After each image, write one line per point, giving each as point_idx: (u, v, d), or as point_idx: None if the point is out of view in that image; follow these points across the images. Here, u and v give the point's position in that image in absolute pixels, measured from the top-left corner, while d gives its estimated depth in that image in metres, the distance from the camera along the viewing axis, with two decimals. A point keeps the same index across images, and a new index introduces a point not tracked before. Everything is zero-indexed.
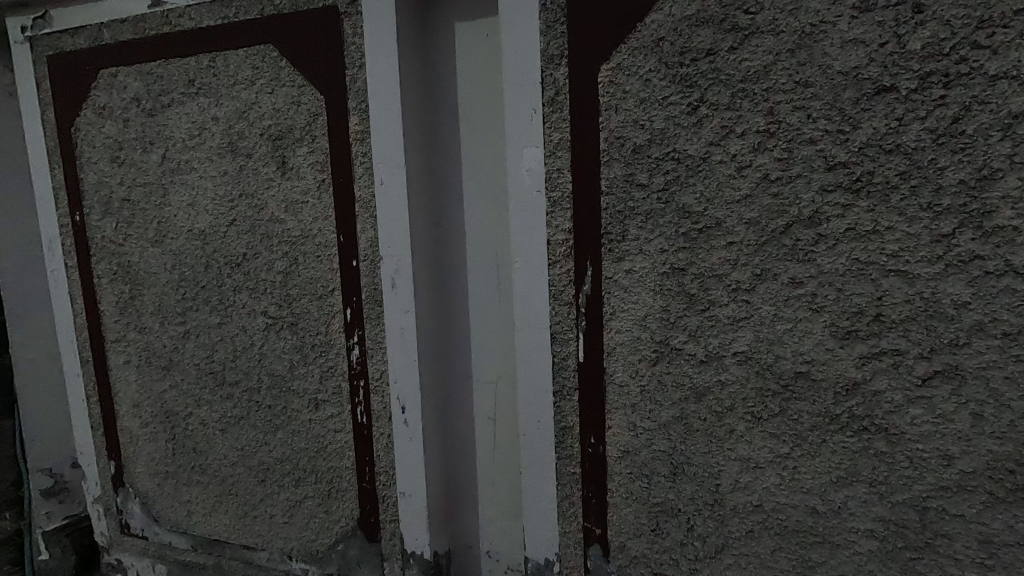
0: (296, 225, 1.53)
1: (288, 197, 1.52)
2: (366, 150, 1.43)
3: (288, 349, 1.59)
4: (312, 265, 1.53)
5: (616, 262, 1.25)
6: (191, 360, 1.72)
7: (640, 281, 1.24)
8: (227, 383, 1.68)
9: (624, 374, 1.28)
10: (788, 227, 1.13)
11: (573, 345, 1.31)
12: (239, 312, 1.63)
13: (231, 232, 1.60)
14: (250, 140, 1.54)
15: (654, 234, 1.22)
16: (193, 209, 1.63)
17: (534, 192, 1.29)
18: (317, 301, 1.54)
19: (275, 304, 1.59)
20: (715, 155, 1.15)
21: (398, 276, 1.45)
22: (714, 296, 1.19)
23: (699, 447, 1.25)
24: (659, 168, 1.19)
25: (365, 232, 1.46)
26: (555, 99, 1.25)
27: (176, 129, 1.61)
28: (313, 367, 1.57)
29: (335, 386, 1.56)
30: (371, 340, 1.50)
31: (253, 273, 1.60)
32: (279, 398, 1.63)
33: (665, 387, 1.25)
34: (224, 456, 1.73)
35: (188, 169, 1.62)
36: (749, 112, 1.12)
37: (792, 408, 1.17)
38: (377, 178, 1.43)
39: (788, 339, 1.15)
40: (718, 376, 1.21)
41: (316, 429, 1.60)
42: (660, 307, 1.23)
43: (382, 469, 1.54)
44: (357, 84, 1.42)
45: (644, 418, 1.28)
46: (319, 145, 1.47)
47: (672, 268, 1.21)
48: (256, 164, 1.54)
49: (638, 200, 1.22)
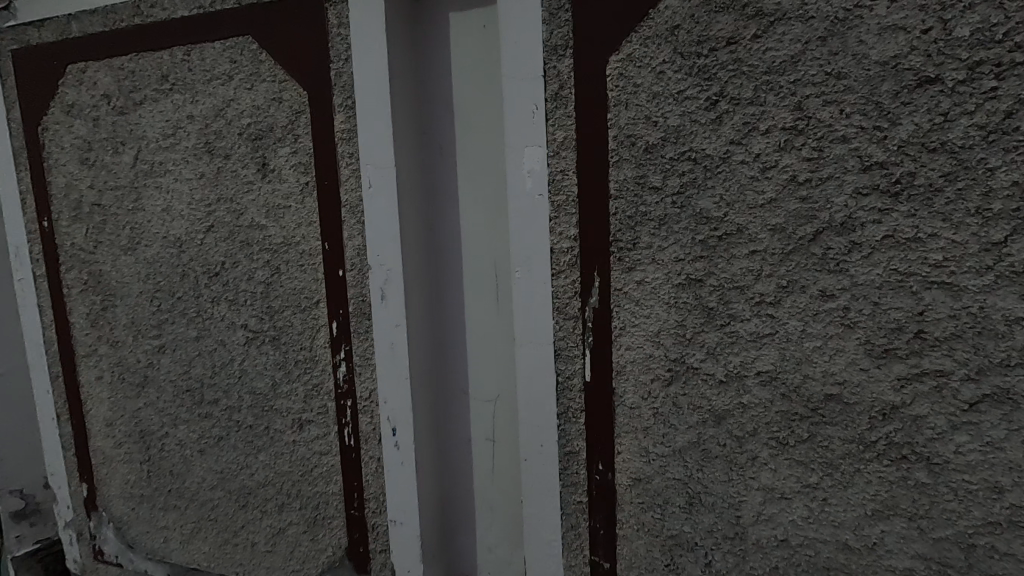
0: (278, 232, 1.41)
1: (269, 201, 1.41)
2: (352, 150, 1.32)
3: (270, 365, 1.48)
4: (295, 275, 1.42)
5: (626, 272, 1.14)
6: (167, 376, 1.60)
7: (653, 293, 1.13)
8: (206, 402, 1.57)
9: (635, 394, 1.17)
10: (818, 234, 1.02)
11: (579, 363, 1.20)
12: (217, 325, 1.52)
13: (208, 239, 1.48)
14: (227, 140, 1.42)
15: (668, 242, 1.11)
16: (168, 214, 1.52)
17: (536, 197, 1.18)
18: (302, 313, 1.42)
19: (256, 317, 1.47)
20: (737, 154, 1.04)
21: (387, 287, 1.33)
22: (735, 310, 1.08)
23: (718, 475, 1.14)
24: (674, 170, 1.08)
25: (353, 238, 1.35)
26: (559, 94, 1.14)
27: (148, 128, 1.49)
28: (297, 385, 1.46)
29: (321, 405, 1.44)
30: (359, 356, 1.38)
31: (232, 284, 1.48)
32: (261, 418, 1.51)
33: (680, 409, 1.15)
34: (203, 479, 1.61)
35: (162, 172, 1.50)
36: (775, 107, 1.01)
37: (822, 434, 1.06)
38: (365, 180, 1.31)
39: (818, 358, 1.04)
40: (739, 397, 1.10)
41: (301, 452, 1.48)
42: (675, 322, 1.12)
43: (371, 495, 1.43)
44: (342, 79, 1.30)
45: (657, 442, 1.17)
46: (302, 145, 1.36)
47: (688, 279, 1.10)
48: (235, 165, 1.42)
49: (650, 205, 1.11)
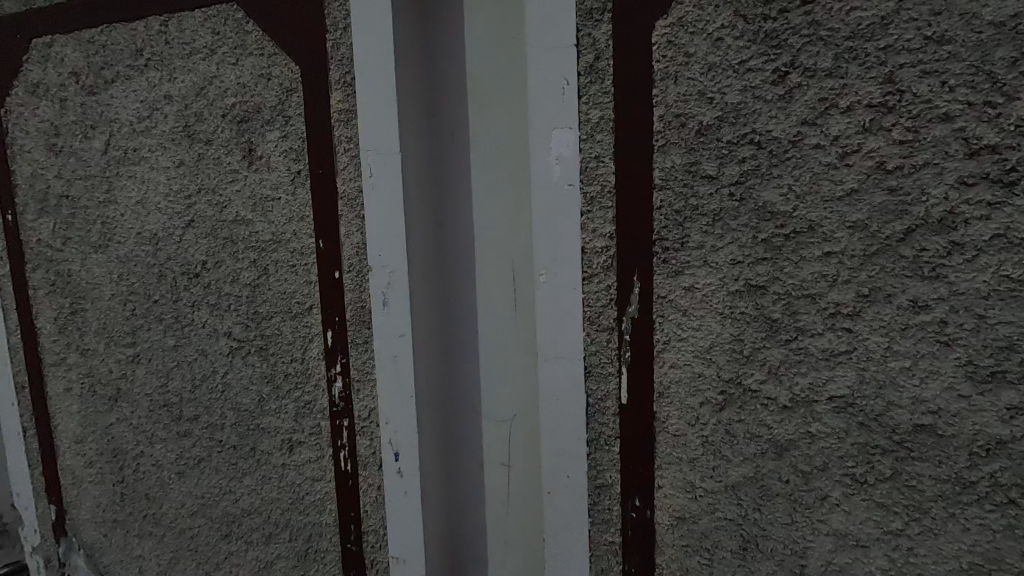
0: (266, 228, 1.24)
1: (256, 193, 1.24)
2: (351, 134, 1.15)
3: (257, 379, 1.30)
4: (285, 276, 1.24)
5: (672, 277, 0.97)
6: (142, 388, 1.43)
7: (704, 302, 0.96)
8: (185, 418, 1.39)
9: (681, 419, 1.00)
10: (910, 232, 0.84)
11: (614, 382, 1.03)
12: (198, 333, 1.34)
13: (188, 236, 1.31)
14: (209, 122, 1.25)
15: (723, 241, 0.94)
16: (143, 207, 1.35)
17: (566, 187, 1.01)
18: (292, 321, 1.25)
19: (240, 324, 1.30)
20: (810, 136, 0.87)
21: (390, 291, 1.16)
22: (804, 322, 0.91)
23: (779, 516, 0.96)
24: (732, 156, 0.91)
25: (351, 235, 1.17)
26: (594, 66, 0.97)
27: (121, 110, 1.32)
28: (286, 402, 1.29)
29: (314, 425, 1.27)
30: (358, 370, 1.21)
31: (214, 286, 1.31)
32: (247, 438, 1.33)
33: (734, 438, 0.97)
34: (181, 505, 1.43)
35: (136, 159, 1.33)
36: (859, 80, 0.84)
37: (908, 471, 0.89)
38: (365, 167, 1.14)
39: (906, 381, 0.87)
40: (806, 426, 0.93)
41: (291, 477, 1.31)
42: (730, 336, 0.95)
43: (370, 528, 1.25)
44: (340, 52, 1.13)
45: (705, 477, 1.00)
46: (294, 129, 1.19)
47: (747, 286, 0.93)
48: (218, 152, 1.25)
49: (703, 196, 0.94)
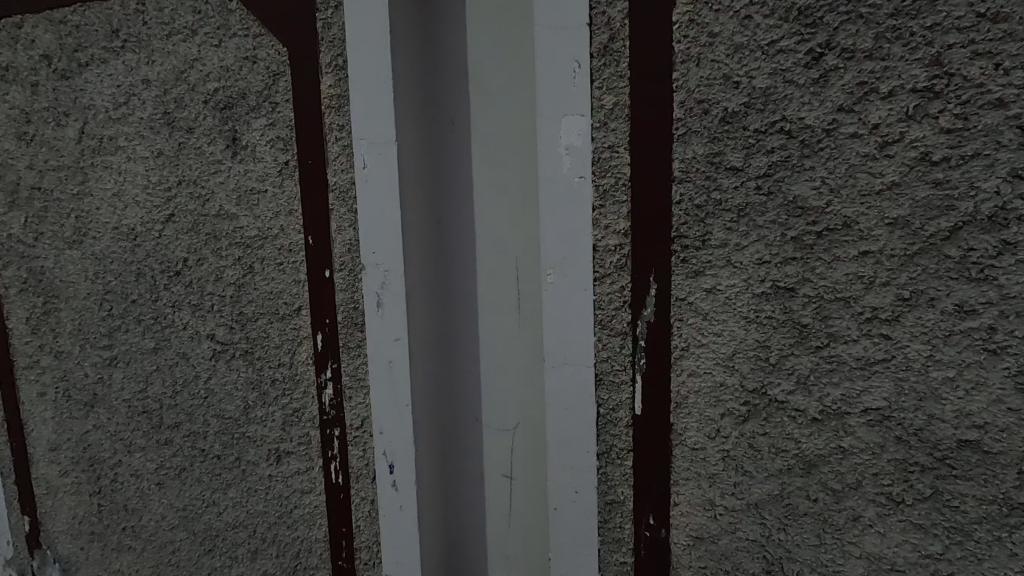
0: (251, 223, 1.16)
1: (241, 185, 1.15)
2: (343, 122, 1.06)
3: (242, 384, 1.22)
4: (272, 275, 1.16)
5: (692, 278, 0.89)
6: (119, 394, 1.34)
7: (727, 305, 0.88)
8: (165, 426, 1.31)
9: (699, 431, 0.93)
10: (956, 230, 0.77)
11: (627, 392, 0.95)
12: (179, 335, 1.26)
13: (168, 231, 1.22)
14: (190, 109, 1.16)
15: (748, 239, 0.86)
16: (120, 200, 1.26)
17: (577, 180, 0.93)
18: (279, 323, 1.17)
19: (224, 326, 1.21)
20: (846, 124, 0.79)
21: (384, 293, 1.08)
22: (837, 328, 0.83)
23: (807, 538, 0.89)
24: (760, 146, 0.84)
25: (343, 231, 1.09)
26: (608, 47, 0.89)
27: (96, 96, 1.23)
28: (273, 410, 1.20)
29: (303, 434, 1.19)
30: (350, 376, 1.13)
31: (196, 285, 1.22)
32: (231, 448, 1.25)
33: (758, 452, 0.90)
34: (162, 517, 1.35)
35: (113, 149, 1.24)
36: (903, 62, 0.76)
37: (950, 491, 0.81)
38: (358, 158, 1.06)
39: (949, 393, 0.79)
40: (838, 441, 0.86)
41: (278, 489, 1.23)
42: (755, 342, 0.88)
43: (363, 544, 1.17)
44: (331, 32, 1.05)
45: (726, 494, 0.92)
46: (281, 116, 1.10)
47: (775, 288, 0.86)
48: (200, 141, 1.17)
49: (726, 190, 0.86)
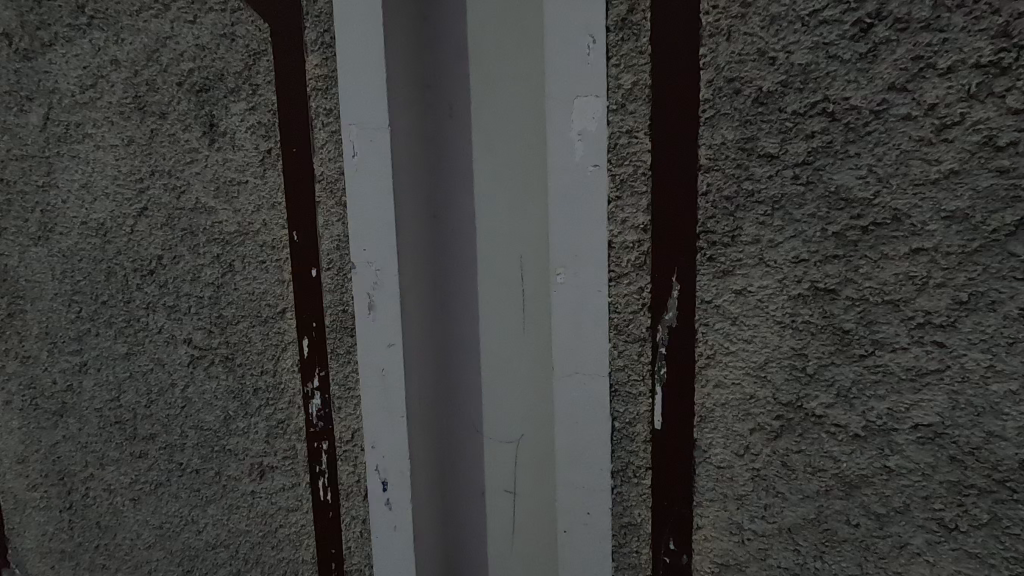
0: (230, 217, 1.06)
1: (219, 176, 1.05)
2: (331, 106, 0.96)
3: (222, 393, 1.12)
4: (254, 275, 1.06)
5: (719, 278, 0.80)
6: (90, 403, 1.24)
7: (759, 309, 0.79)
8: (140, 438, 1.21)
9: (726, 448, 0.84)
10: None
11: (645, 404, 0.86)
12: (153, 339, 1.16)
13: (141, 226, 1.12)
14: (163, 93, 1.06)
15: (784, 235, 0.77)
16: (89, 192, 1.15)
17: (590, 169, 0.83)
18: (262, 326, 1.07)
19: (202, 330, 1.11)
20: (898, 104, 0.70)
21: (376, 294, 0.98)
22: (884, 335, 0.74)
23: (846, 567, 0.80)
24: (798, 129, 0.74)
25: (331, 226, 0.99)
26: (627, 20, 0.79)
27: (61, 78, 1.12)
28: (256, 421, 1.10)
29: (289, 447, 1.09)
30: (339, 385, 1.03)
31: (171, 286, 1.12)
32: (211, 462, 1.15)
33: (792, 472, 0.81)
34: (138, 536, 1.25)
35: (80, 136, 1.14)
36: (965, 33, 0.67)
37: (1011, 517, 0.72)
38: (347, 146, 0.96)
39: (1012, 408, 0.70)
40: (882, 459, 0.77)
41: (262, 507, 1.13)
42: (790, 350, 0.79)
43: (355, 566, 1.08)
44: (317, 6, 0.95)
45: (756, 517, 0.83)
46: (262, 100, 1.00)
47: (814, 289, 0.77)
48: (174, 127, 1.06)
49: (760, 180, 0.77)
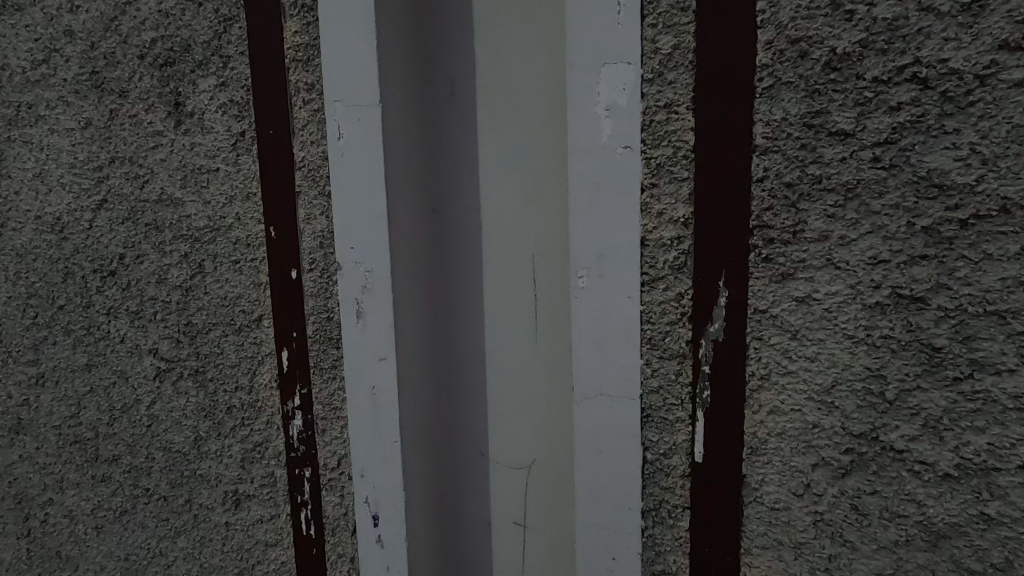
0: (199, 211, 0.92)
1: (185, 163, 0.91)
2: (313, 80, 0.83)
3: (192, 411, 0.98)
4: (226, 277, 0.92)
5: (777, 283, 0.66)
6: (48, 420, 1.09)
7: (827, 320, 0.65)
8: (102, 459, 1.07)
9: (782, 487, 0.70)
10: None
11: (683, 433, 0.73)
12: (116, 350, 1.02)
13: (101, 221, 0.99)
14: (123, 67, 0.92)
15: (859, 231, 0.63)
16: (43, 183, 1.01)
17: (620, 151, 0.69)
18: (236, 336, 0.93)
19: (169, 340, 0.98)
20: (1010, 67, 0.56)
21: (365, 300, 0.84)
22: (986, 353, 0.60)
23: None
24: (880, 101, 0.60)
25: (313, 220, 0.86)
26: None
27: (9, 51, 0.98)
28: (230, 443, 0.97)
29: (266, 474, 0.95)
30: (323, 405, 0.90)
31: (135, 289, 0.98)
32: (181, 488, 1.02)
33: (863, 518, 0.67)
34: (101, 569, 1.11)
35: (32, 119, 0.99)
36: None
37: None
38: (332, 125, 0.82)
39: None
40: (980, 506, 0.62)
41: (237, 540, 0.99)
42: (865, 371, 0.64)
43: None
44: None
45: (817, 570, 0.69)
46: (235, 75, 0.87)
47: (896, 297, 0.62)
48: (136, 107, 0.93)
49: (829, 163, 0.63)
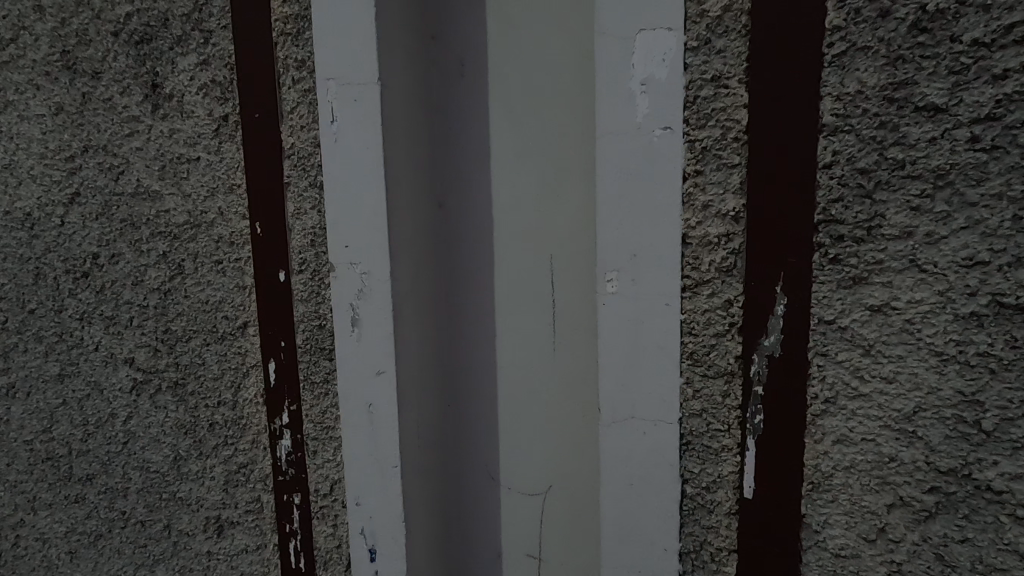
0: (178, 205, 0.82)
1: (163, 151, 0.82)
2: (303, 56, 0.73)
3: (170, 427, 0.89)
4: (207, 279, 0.83)
5: (847, 289, 0.56)
6: (18, 435, 0.98)
7: (909, 335, 0.54)
8: (76, 479, 0.97)
9: (850, 530, 0.59)
10: None
11: (730, 464, 0.62)
12: (90, 359, 0.92)
13: (73, 217, 0.89)
14: (96, 45, 0.83)
15: (953, 226, 0.52)
16: (13, 175, 0.90)
17: (658, 133, 0.59)
18: (218, 345, 0.84)
19: (146, 348, 0.88)
20: None
21: (361, 305, 0.75)
22: None
23: None
24: (981, 68, 0.49)
25: (303, 216, 0.76)
26: None
27: None
28: (212, 463, 0.87)
29: (252, 500, 0.86)
30: (314, 424, 0.80)
31: (110, 292, 0.89)
32: (159, 512, 0.92)
33: (951, 570, 0.56)
34: None
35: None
36: None
37: None
38: (324, 107, 0.72)
39: None
40: None
41: (219, 570, 0.89)
42: (956, 395, 0.53)
43: None
44: None
45: None
46: (217, 53, 0.77)
47: (997, 307, 0.51)
48: (109, 89, 0.83)
49: (915, 145, 0.52)
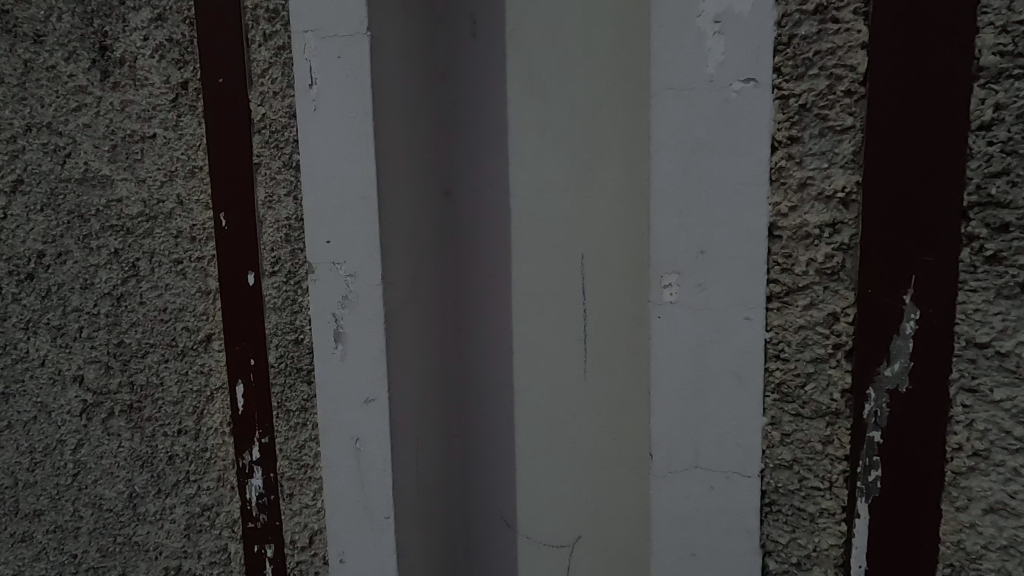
0: (132, 193, 0.68)
1: (113, 128, 0.68)
2: (276, 6, 0.59)
3: (124, 459, 0.74)
4: (165, 282, 0.68)
5: (1011, 300, 0.39)
6: None
7: None
8: (20, 517, 0.80)
9: None
10: None
11: (834, 535, 0.46)
12: (37, 377, 0.76)
13: (16, 208, 0.72)
14: (37, 2, 0.68)
15: None
16: None
17: (738, 87, 0.44)
18: (178, 362, 0.69)
19: (95, 365, 0.73)
20: None
21: (346, 315, 0.60)
22: None
23: None
24: None
25: (276, 204, 0.61)
26: None
27: None
28: (173, 502, 0.72)
29: (218, 549, 0.71)
30: (291, 460, 0.65)
31: (56, 297, 0.73)
32: (113, 559, 0.77)
33: None
34: None
35: None
36: None
37: None
38: (302, 68, 0.58)
39: None
40: None
41: None
42: None
43: None
44: None
45: None
46: (176, 8, 0.63)
47: None
48: (50, 52, 0.69)
49: None
